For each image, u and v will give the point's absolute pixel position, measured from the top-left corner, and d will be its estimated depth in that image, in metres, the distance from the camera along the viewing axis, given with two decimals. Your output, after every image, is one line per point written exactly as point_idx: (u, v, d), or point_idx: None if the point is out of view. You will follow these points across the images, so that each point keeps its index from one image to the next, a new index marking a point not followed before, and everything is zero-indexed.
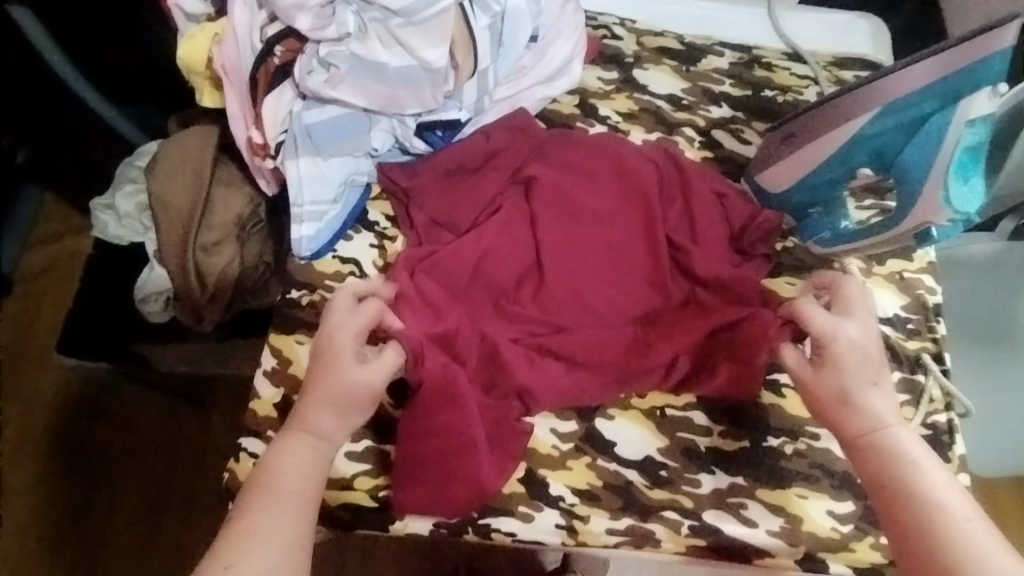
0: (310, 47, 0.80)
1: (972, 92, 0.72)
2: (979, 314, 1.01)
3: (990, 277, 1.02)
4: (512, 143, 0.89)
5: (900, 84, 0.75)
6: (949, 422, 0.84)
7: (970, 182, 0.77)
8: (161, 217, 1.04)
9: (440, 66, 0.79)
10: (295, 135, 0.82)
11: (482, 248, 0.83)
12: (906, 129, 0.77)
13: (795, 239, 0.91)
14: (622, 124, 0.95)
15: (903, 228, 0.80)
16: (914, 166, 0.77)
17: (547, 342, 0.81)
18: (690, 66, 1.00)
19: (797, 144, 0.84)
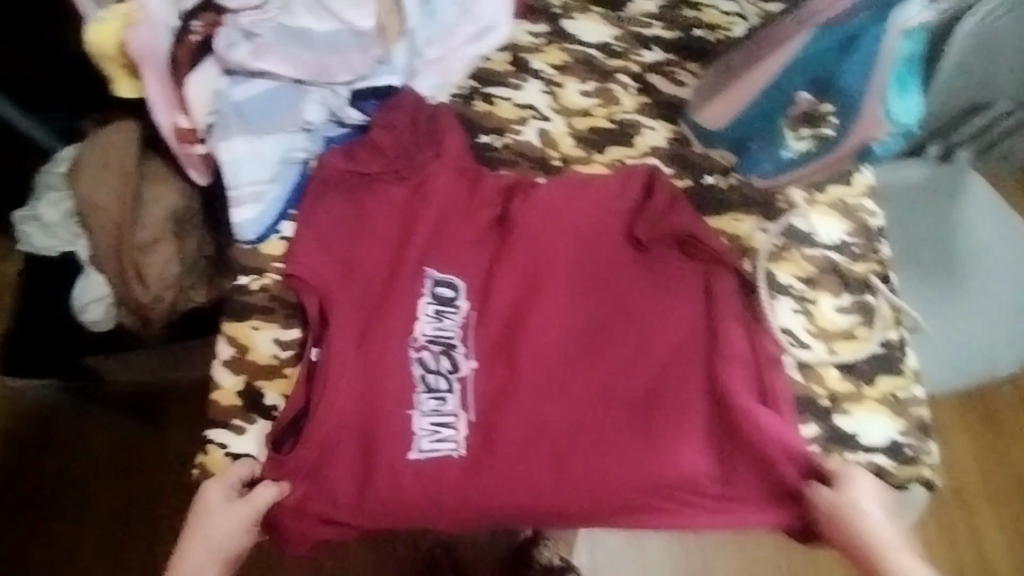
0: (230, 20, 0.78)
1: (903, 2, 0.72)
2: (926, 236, 1.09)
3: (925, 199, 1.10)
4: (405, 155, 0.84)
5: (831, 4, 0.76)
6: (901, 338, 0.86)
7: (910, 91, 0.75)
8: (90, 221, 1.01)
9: (368, 27, 0.79)
10: (225, 114, 0.78)
11: (403, 312, 0.80)
12: (841, 49, 0.77)
13: (738, 175, 0.91)
14: (557, 77, 0.95)
15: (846, 148, 0.80)
16: (851, 85, 0.77)
17: (505, 394, 0.79)
18: (619, 13, 1.00)
19: (734, 76, 0.85)
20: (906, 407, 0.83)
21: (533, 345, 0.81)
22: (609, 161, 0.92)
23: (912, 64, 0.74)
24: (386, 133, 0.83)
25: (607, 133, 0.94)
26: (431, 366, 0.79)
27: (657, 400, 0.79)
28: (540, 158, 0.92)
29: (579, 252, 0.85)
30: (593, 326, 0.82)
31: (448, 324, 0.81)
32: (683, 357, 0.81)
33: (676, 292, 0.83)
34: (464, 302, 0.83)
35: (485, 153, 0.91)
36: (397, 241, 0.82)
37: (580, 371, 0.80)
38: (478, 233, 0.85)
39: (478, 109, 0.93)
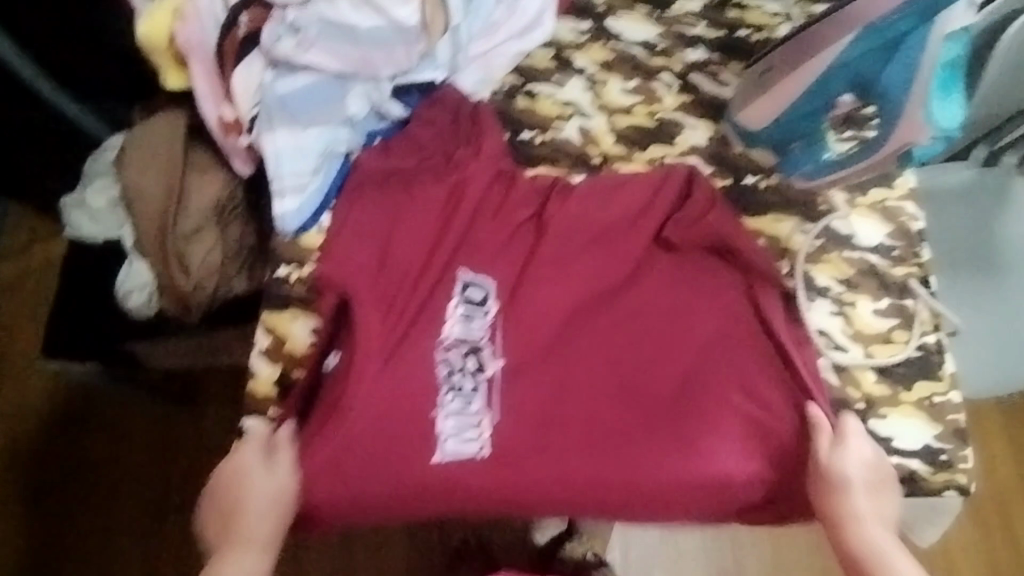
0: (278, 13, 0.77)
1: (950, 6, 0.71)
2: (964, 237, 1.09)
3: (968, 202, 1.10)
4: (442, 148, 0.86)
5: (874, 4, 0.73)
6: (939, 342, 0.85)
7: (950, 96, 0.76)
8: (135, 207, 1.03)
9: (412, 25, 0.78)
10: (270, 107, 0.79)
11: (431, 310, 0.80)
12: (885, 52, 0.75)
13: (778, 175, 0.90)
14: (599, 75, 0.95)
15: (885, 153, 0.80)
16: (893, 88, 0.76)
17: (531, 387, 0.79)
18: (662, 10, 0.99)
19: (773, 78, 0.84)
20: (943, 413, 0.82)
21: (563, 348, 0.81)
22: (649, 159, 0.92)
23: (952, 68, 0.75)
24: (421, 128, 0.87)
25: (646, 132, 0.93)
26: (456, 366, 0.79)
27: (684, 410, 0.79)
28: (579, 155, 0.91)
29: (613, 257, 0.84)
30: (621, 323, 0.82)
31: (477, 325, 0.81)
32: (716, 368, 0.80)
33: (711, 300, 0.82)
34: (493, 306, 0.82)
35: (523, 149, 0.91)
36: (427, 236, 0.83)
37: (607, 367, 0.80)
38: (515, 233, 0.84)
39: (519, 105, 0.92)
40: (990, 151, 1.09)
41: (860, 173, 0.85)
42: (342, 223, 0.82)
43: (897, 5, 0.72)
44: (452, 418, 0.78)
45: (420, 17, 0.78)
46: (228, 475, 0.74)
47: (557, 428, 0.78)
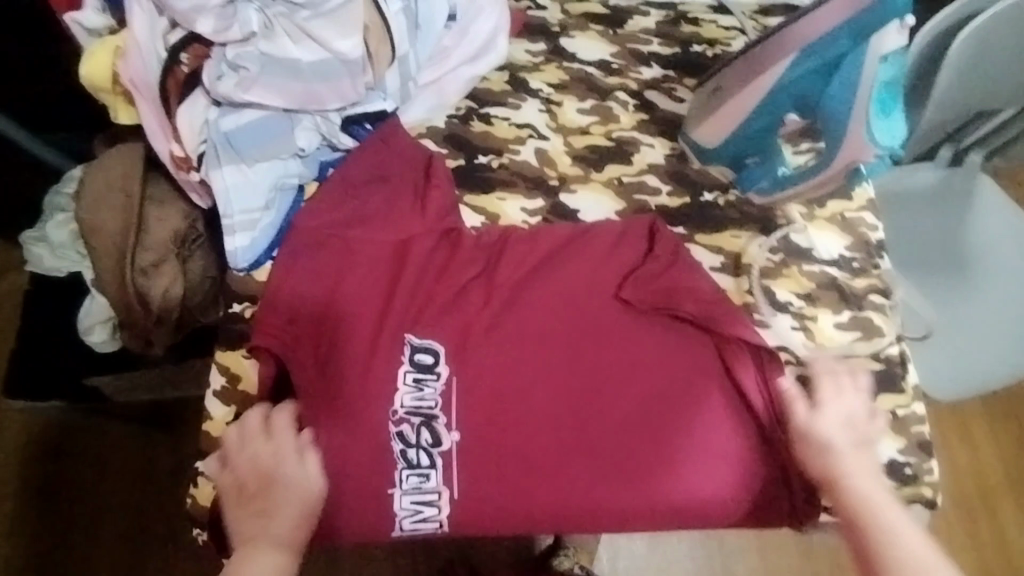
0: (216, 51, 0.73)
1: (882, 26, 0.71)
2: (929, 238, 1.12)
3: (935, 203, 1.13)
4: (391, 185, 0.85)
5: (810, 27, 0.74)
6: (902, 353, 0.85)
7: (890, 116, 0.76)
8: (92, 242, 1.00)
9: (357, 55, 0.74)
10: (217, 145, 0.77)
11: (382, 374, 0.79)
12: (824, 73, 0.75)
13: (735, 191, 0.90)
14: (554, 96, 0.94)
15: (834, 168, 0.79)
16: (835, 109, 0.76)
17: (490, 438, 0.78)
18: (616, 29, 1.00)
19: (722, 98, 0.83)
20: (906, 426, 0.82)
21: (526, 381, 0.80)
22: (607, 178, 0.91)
23: (890, 87, 0.75)
24: (363, 167, 0.85)
25: (604, 151, 0.92)
26: (410, 440, 0.77)
27: (653, 441, 0.79)
28: (537, 178, 0.90)
29: (576, 288, 0.83)
30: (577, 366, 0.81)
31: (436, 363, 0.80)
32: (679, 400, 0.80)
33: (673, 335, 0.82)
34: (445, 368, 0.80)
35: (481, 173, 0.89)
36: (377, 287, 0.81)
37: (565, 411, 0.79)
38: (475, 270, 0.83)
39: (475, 129, 0.91)
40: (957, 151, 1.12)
41: (813, 189, 0.84)
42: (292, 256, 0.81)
43: (831, 27, 0.73)
44: (411, 460, 0.77)
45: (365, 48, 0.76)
46: (259, 479, 0.71)
47: (519, 479, 0.77)
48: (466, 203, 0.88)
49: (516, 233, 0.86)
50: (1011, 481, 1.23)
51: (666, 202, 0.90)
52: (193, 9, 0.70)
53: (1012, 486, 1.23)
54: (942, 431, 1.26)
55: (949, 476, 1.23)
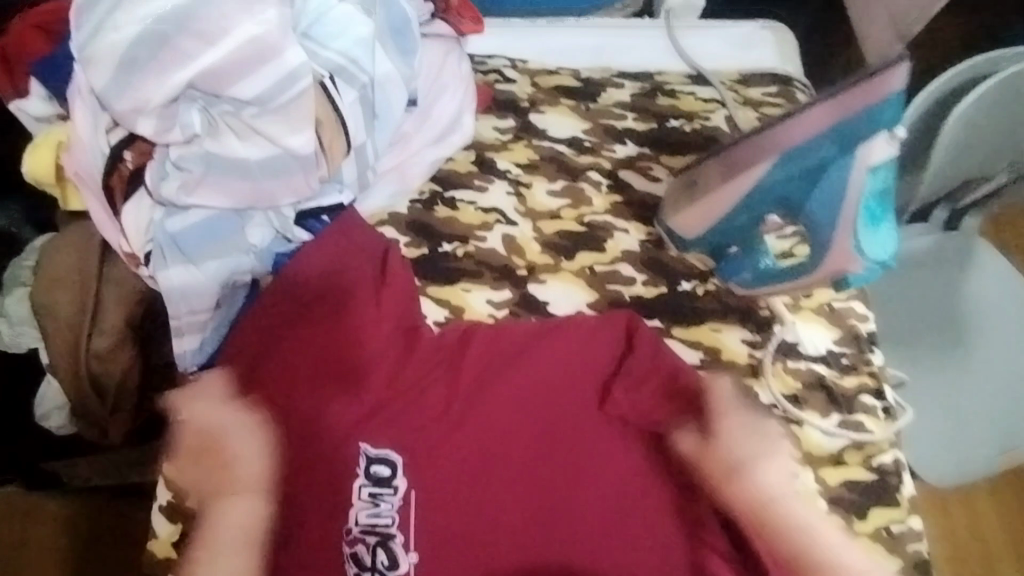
0: (160, 151, 0.68)
1: (869, 137, 0.68)
2: (924, 307, 1.05)
3: (933, 270, 1.06)
4: (342, 280, 0.78)
5: (791, 132, 0.71)
6: (897, 462, 0.79)
7: (880, 226, 0.72)
8: (46, 327, 0.90)
9: (309, 152, 0.67)
10: (162, 246, 0.72)
11: (337, 487, 0.74)
12: (807, 179, 0.72)
13: (716, 280, 0.86)
14: (523, 177, 0.90)
15: (819, 275, 0.76)
16: (820, 216, 0.72)
17: (449, 556, 0.72)
18: (588, 103, 0.96)
19: (700, 191, 0.79)
20: (902, 544, 0.76)
21: (491, 491, 0.75)
22: (578, 266, 0.86)
23: (880, 199, 0.71)
24: (312, 259, 0.78)
25: (575, 237, 0.88)
26: (365, 563, 0.72)
27: (628, 556, 0.73)
28: (505, 267, 0.85)
29: (548, 390, 0.79)
30: (542, 473, 0.76)
31: (394, 476, 0.74)
32: (660, 507, 0.75)
33: (649, 440, 0.78)
34: (402, 480, 0.75)
35: (445, 263, 0.84)
36: (329, 391, 0.75)
37: (532, 524, 0.74)
38: (442, 374, 0.78)
39: (439, 213, 0.86)
40: (953, 211, 1.05)
41: (797, 287, 0.80)
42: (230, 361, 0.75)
43: (815, 133, 0.70)
44: None
45: (318, 141, 0.69)
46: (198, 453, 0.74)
47: None
48: (427, 295, 0.83)
49: (479, 329, 0.80)
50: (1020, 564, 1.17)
51: (641, 292, 0.85)
52: (131, 113, 0.64)
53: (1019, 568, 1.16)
54: (942, 507, 1.20)
55: (949, 554, 1.17)
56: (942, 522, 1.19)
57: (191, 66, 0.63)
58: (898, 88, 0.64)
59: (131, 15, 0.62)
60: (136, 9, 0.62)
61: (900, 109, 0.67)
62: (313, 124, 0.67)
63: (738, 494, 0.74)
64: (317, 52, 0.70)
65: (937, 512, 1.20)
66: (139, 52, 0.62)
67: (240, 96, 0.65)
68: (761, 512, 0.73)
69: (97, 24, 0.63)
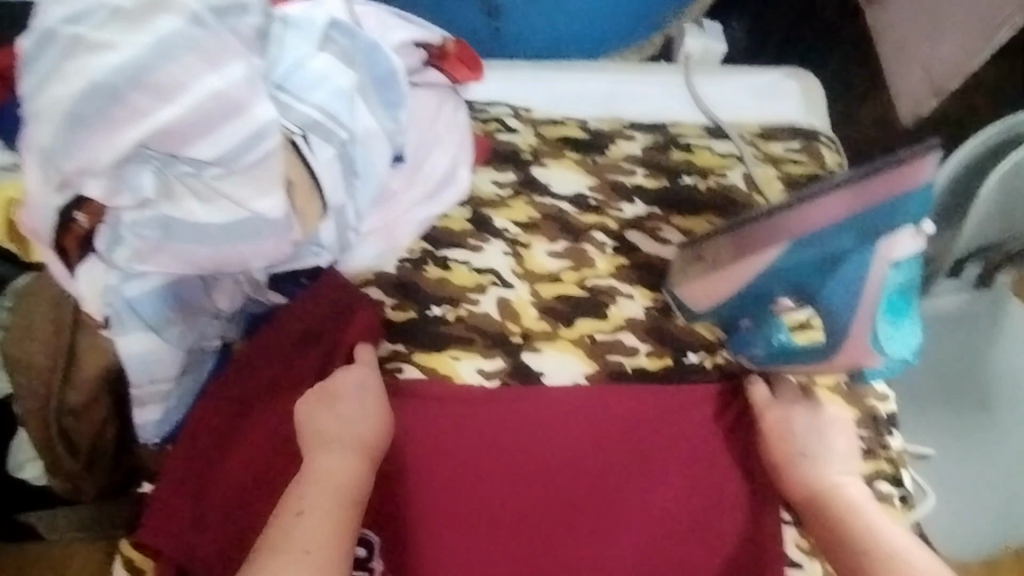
0: (111, 215, 0.62)
1: (893, 229, 0.62)
2: (958, 371, 0.94)
3: (967, 333, 0.96)
4: (325, 338, 0.75)
5: (808, 217, 0.65)
6: None
7: (902, 323, 0.66)
8: (16, 378, 0.84)
9: (279, 216, 0.63)
10: (120, 314, 0.65)
11: None
12: (822, 267, 0.66)
13: (725, 352, 0.80)
14: (521, 237, 0.84)
15: (836, 363, 0.69)
16: (837, 306, 0.66)
17: None
18: (594, 156, 0.90)
19: (709, 266, 0.73)
20: None
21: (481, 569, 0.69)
22: (577, 335, 0.80)
23: (904, 293, 0.66)
24: (291, 319, 0.75)
25: (576, 303, 0.81)
26: None
27: None
28: (498, 334, 0.79)
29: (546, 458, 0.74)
30: (536, 552, 0.71)
31: (371, 557, 0.69)
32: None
33: (653, 516, 0.72)
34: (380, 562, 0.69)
35: (432, 329, 0.79)
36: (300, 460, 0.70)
37: None
38: (435, 439, 0.73)
39: (431, 275, 0.81)
40: (986, 267, 0.94)
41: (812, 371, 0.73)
42: (197, 426, 0.71)
43: (832, 221, 0.64)
44: None
45: (289, 203, 0.65)
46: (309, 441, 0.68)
47: None
48: (412, 361, 0.77)
49: (466, 393, 0.75)
50: None
51: (644, 365, 0.79)
52: (78, 174, 0.58)
53: None
54: None
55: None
56: None
57: (144, 125, 0.58)
58: (925, 182, 0.60)
59: (79, 69, 0.57)
60: (87, 60, 0.57)
61: (927, 204, 0.61)
62: (282, 187, 0.63)
63: (796, 488, 0.71)
64: (292, 107, 0.65)
65: None
66: (87, 108, 0.57)
67: (200, 157, 0.60)
68: (819, 503, 0.70)
69: (44, 76, 0.57)
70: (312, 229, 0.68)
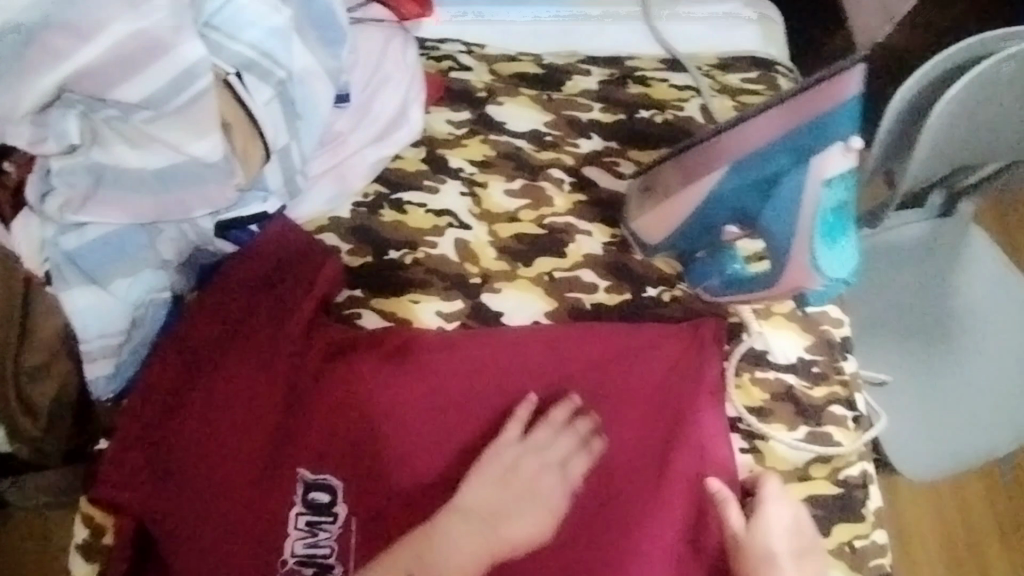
0: (40, 165, 0.63)
1: (825, 146, 0.62)
2: (914, 298, 0.96)
3: (923, 259, 0.97)
4: (273, 284, 0.75)
5: (743, 139, 0.66)
6: (863, 475, 0.75)
7: (839, 244, 0.65)
8: None
9: (215, 160, 0.62)
10: (59, 266, 0.66)
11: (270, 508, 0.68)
12: (760, 190, 0.67)
13: (683, 285, 0.80)
14: (477, 176, 0.83)
15: (781, 288, 0.69)
16: (775, 228, 0.66)
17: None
18: (550, 93, 0.88)
19: (657, 197, 0.74)
20: (864, 561, 0.73)
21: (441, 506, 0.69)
22: (536, 274, 0.80)
23: (842, 212, 0.64)
24: (238, 267, 0.74)
25: (534, 241, 0.81)
26: None
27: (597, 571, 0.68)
28: (457, 275, 0.79)
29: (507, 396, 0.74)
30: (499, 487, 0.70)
31: (334, 502, 0.69)
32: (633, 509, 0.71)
33: (612, 448, 0.73)
34: (343, 505, 0.69)
35: (389, 272, 0.78)
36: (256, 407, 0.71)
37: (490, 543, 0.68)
38: (393, 382, 0.72)
39: (386, 218, 0.80)
40: (949, 196, 0.95)
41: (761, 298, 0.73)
42: (151, 386, 0.70)
43: (766, 142, 0.65)
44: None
45: (226, 145, 0.64)
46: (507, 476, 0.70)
47: None
48: (372, 306, 0.77)
49: (420, 335, 0.75)
50: (1012, 559, 1.12)
51: (603, 300, 0.79)
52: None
53: (1012, 563, 1.11)
54: (937, 500, 1.14)
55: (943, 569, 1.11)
56: (934, 517, 1.13)
57: (64, 69, 0.56)
58: (853, 95, 0.59)
59: None
60: None
61: (858, 117, 0.60)
62: (219, 129, 0.62)
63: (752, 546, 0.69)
64: (225, 46, 0.63)
65: (929, 522, 1.13)
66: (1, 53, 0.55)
67: (128, 99, 0.59)
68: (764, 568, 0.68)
69: None
70: (254, 173, 0.67)
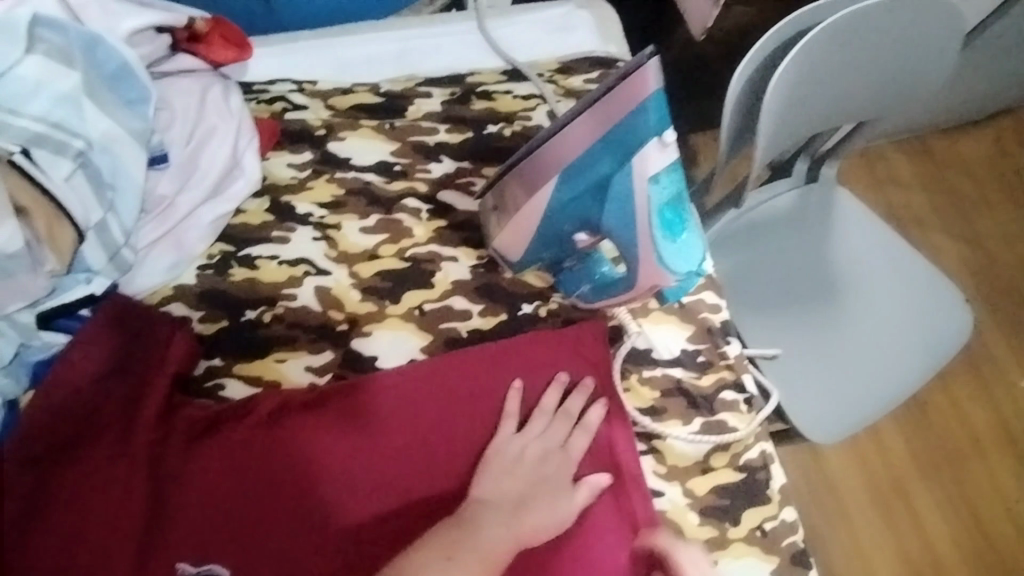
0: None
1: (640, 145, 0.62)
2: (799, 266, 0.97)
3: (799, 227, 0.98)
4: (123, 366, 0.69)
5: (564, 148, 0.66)
6: (763, 455, 0.75)
7: (681, 238, 0.66)
8: None
9: (15, 248, 0.60)
10: None
11: None
12: (597, 195, 0.66)
13: (558, 296, 0.78)
14: (328, 219, 0.79)
15: (637, 288, 0.70)
16: (620, 230, 0.66)
17: None
18: (392, 121, 0.85)
19: (505, 214, 0.72)
20: (776, 541, 0.72)
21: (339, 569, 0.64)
22: (405, 309, 0.76)
23: (676, 206, 0.64)
24: (81, 353, 0.68)
25: (398, 276, 0.77)
26: None
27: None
28: (320, 325, 0.74)
29: (392, 429, 0.69)
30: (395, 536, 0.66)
31: None
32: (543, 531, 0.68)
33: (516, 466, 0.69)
34: None
35: (248, 335, 0.73)
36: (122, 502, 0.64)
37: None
38: (267, 449, 0.67)
39: (236, 278, 0.75)
40: (814, 162, 0.98)
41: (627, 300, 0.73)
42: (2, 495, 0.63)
43: (587, 147, 0.65)
44: None
45: (25, 232, 0.62)
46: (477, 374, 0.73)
47: None
48: (233, 374, 0.72)
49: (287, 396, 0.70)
50: (933, 493, 1.15)
51: (478, 326, 0.76)
52: None
53: (933, 495, 1.15)
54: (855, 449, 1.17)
55: (880, 523, 1.13)
56: (856, 467, 1.16)
57: None
58: (653, 91, 0.61)
59: None
60: None
61: (666, 110, 0.61)
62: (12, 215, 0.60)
63: None
64: (8, 123, 0.63)
65: (851, 471, 1.16)
66: None
67: None
68: None
69: None
70: (68, 257, 0.65)
